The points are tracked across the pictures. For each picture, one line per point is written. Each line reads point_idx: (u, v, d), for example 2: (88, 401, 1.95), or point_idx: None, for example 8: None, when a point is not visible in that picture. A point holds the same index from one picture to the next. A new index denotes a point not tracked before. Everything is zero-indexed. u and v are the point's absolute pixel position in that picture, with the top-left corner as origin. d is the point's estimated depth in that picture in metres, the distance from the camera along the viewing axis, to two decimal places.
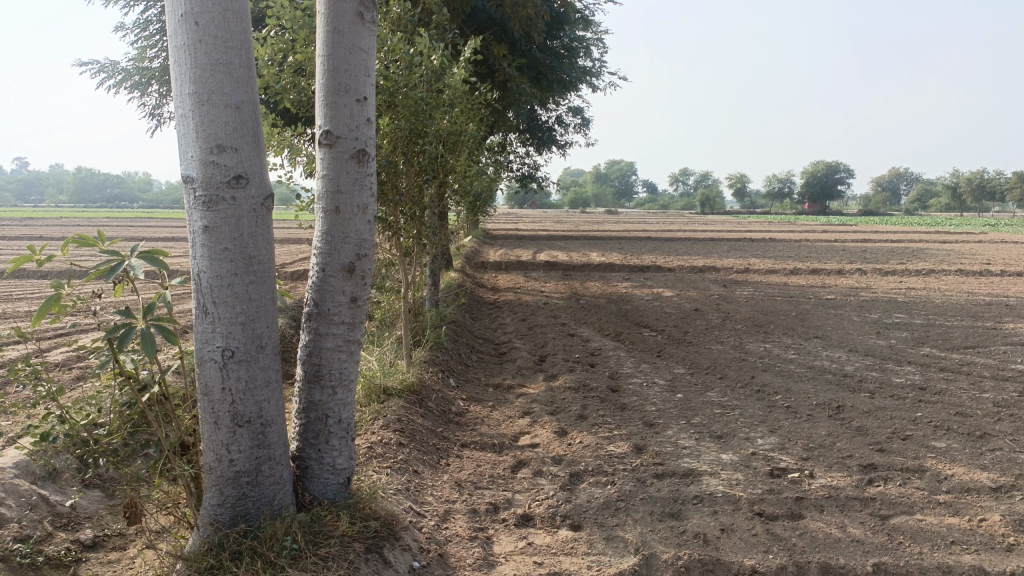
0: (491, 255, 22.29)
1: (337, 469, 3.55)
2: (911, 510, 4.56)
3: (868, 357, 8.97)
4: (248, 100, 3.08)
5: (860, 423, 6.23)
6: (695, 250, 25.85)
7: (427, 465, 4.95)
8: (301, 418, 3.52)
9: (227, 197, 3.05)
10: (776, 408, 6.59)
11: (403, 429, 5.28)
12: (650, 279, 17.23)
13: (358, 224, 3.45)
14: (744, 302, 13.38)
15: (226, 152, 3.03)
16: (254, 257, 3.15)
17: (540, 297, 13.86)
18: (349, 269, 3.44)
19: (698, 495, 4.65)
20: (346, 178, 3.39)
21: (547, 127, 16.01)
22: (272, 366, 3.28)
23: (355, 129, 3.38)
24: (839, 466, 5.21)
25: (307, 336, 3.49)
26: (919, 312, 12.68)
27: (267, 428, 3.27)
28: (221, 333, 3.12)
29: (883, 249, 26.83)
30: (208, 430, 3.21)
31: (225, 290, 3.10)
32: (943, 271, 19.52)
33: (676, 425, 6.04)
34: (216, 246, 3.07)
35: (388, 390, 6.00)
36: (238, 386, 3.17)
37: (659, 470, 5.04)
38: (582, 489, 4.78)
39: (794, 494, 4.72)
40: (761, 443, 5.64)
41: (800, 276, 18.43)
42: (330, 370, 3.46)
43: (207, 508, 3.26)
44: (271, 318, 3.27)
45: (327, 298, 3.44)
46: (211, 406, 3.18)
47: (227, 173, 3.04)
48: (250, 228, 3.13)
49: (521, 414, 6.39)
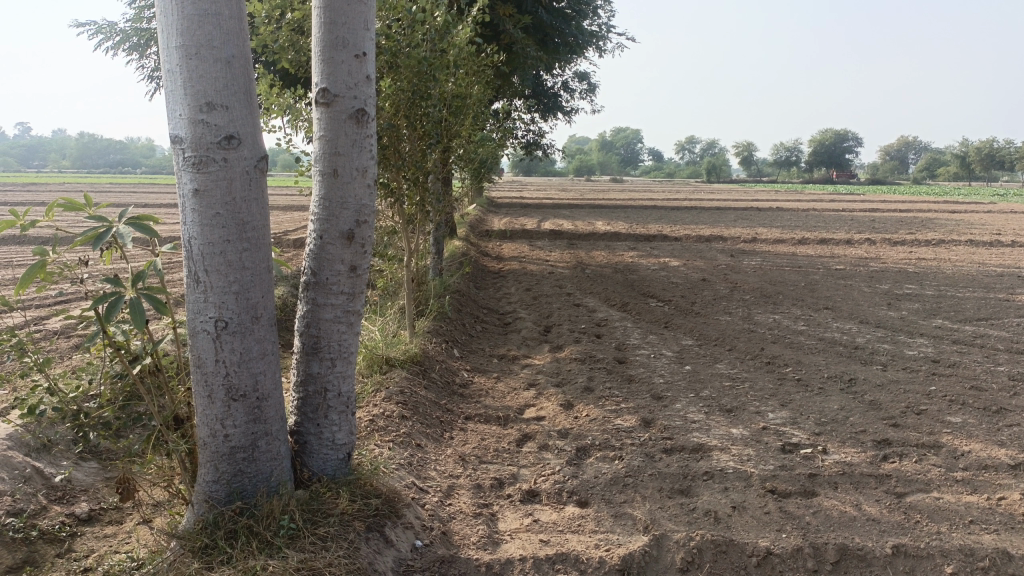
0: (495, 223, 22.04)
1: (337, 445, 3.42)
2: (928, 488, 4.44)
3: (879, 329, 8.81)
4: (240, 55, 2.90)
5: (874, 397, 6.08)
6: (701, 219, 25.61)
7: (430, 438, 4.83)
8: (300, 391, 3.38)
9: (218, 159, 2.88)
10: (786, 381, 6.45)
11: (405, 402, 5.15)
12: (656, 248, 17.02)
13: (357, 188, 3.27)
14: (752, 272, 13.20)
15: (217, 110, 2.85)
16: (247, 223, 2.99)
17: (545, 266, 13.70)
18: (349, 236, 3.26)
19: (709, 471, 4.52)
20: (345, 140, 3.21)
21: (553, 93, 15.70)
22: (268, 337, 3.13)
23: (354, 87, 3.18)
24: (853, 442, 5.08)
25: (305, 306, 3.33)
26: (930, 283, 12.49)
27: (263, 402, 3.13)
28: (214, 303, 2.97)
29: (892, 219, 26.52)
30: (202, 404, 3.08)
31: (217, 258, 2.94)
32: (953, 242, 19.27)
33: (685, 398, 5.91)
34: (207, 211, 2.91)
35: (390, 360, 5.86)
36: (232, 358, 3.02)
37: (668, 444, 4.91)
38: (589, 464, 4.66)
39: (807, 470, 4.59)
40: (772, 417, 5.50)
41: (808, 246, 18.21)
42: (330, 343, 3.32)
43: (201, 485, 3.13)
44: (267, 287, 3.12)
45: (326, 266, 3.27)
46: (204, 379, 3.04)
47: (217, 133, 2.86)
48: (243, 192, 2.96)
49: (527, 386, 6.27)
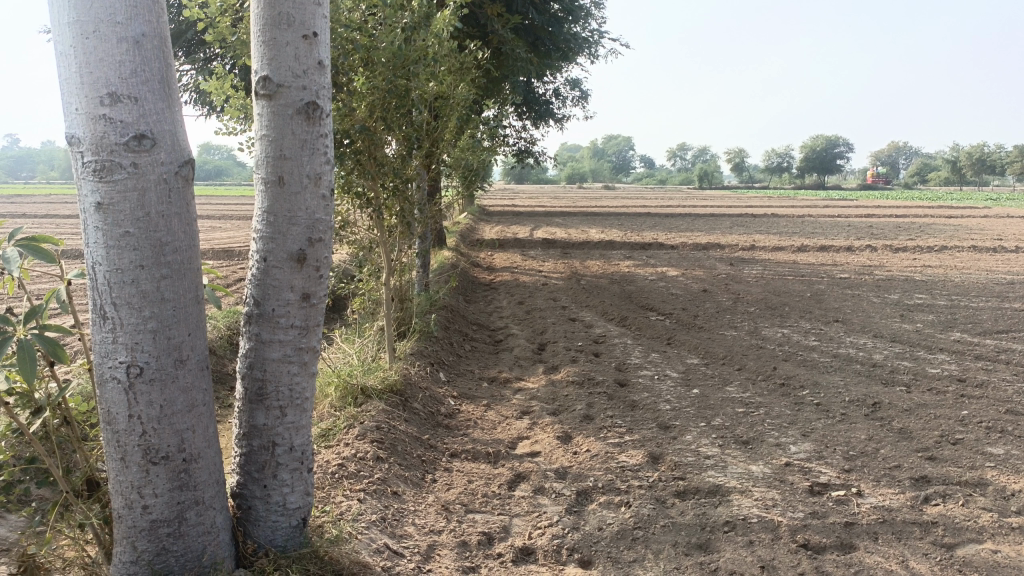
0: (487, 232, 21.45)
1: (289, 510, 2.82)
2: (980, 538, 3.86)
3: (895, 344, 8.25)
4: (152, 33, 2.31)
5: (903, 425, 5.50)
6: (697, 227, 25.08)
7: (409, 483, 4.22)
8: (242, 446, 2.79)
9: (126, 165, 2.29)
10: (805, 406, 5.87)
11: (382, 439, 4.54)
12: (652, 257, 16.47)
13: (308, 200, 2.65)
14: (753, 282, 12.63)
15: (122, 102, 2.26)
16: (166, 243, 2.39)
17: (538, 277, 13.11)
18: (299, 259, 2.66)
19: (730, 521, 3.91)
20: (291, 139, 2.60)
21: (544, 99, 15.12)
22: (197, 385, 2.54)
23: (302, 75, 2.57)
24: (889, 481, 4.49)
25: (248, 342, 2.73)
26: (940, 291, 11.94)
27: (192, 465, 2.54)
28: (125, 345, 2.37)
29: (890, 224, 26.04)
30: (114, 468, 2.49)
31: (128, 288, 2.34)
32: (956, 248, 18.76)
33: (695, 428, 5.31)
34: (114, 229, 2.31)
35: (367, 390, 5.26)
36: (150, 413, 2.43)
37: (679, 487, 4.31)
38: (591, 512, 4.05)
39: (842, 518, 3.99)
40: (795, 451, 4.91)
41: (808, 253, 17.69)
42: (277, 388, 2.71)
43: (116, 566, 2.56)
44: (196, 322, 2.52)
45: (271, 295, 2.67)
46: (116, 439, 2.45)
47: (124, 131, 2.27)
48: (159, 205, 2.36)
49: (519, 415, 5.67)
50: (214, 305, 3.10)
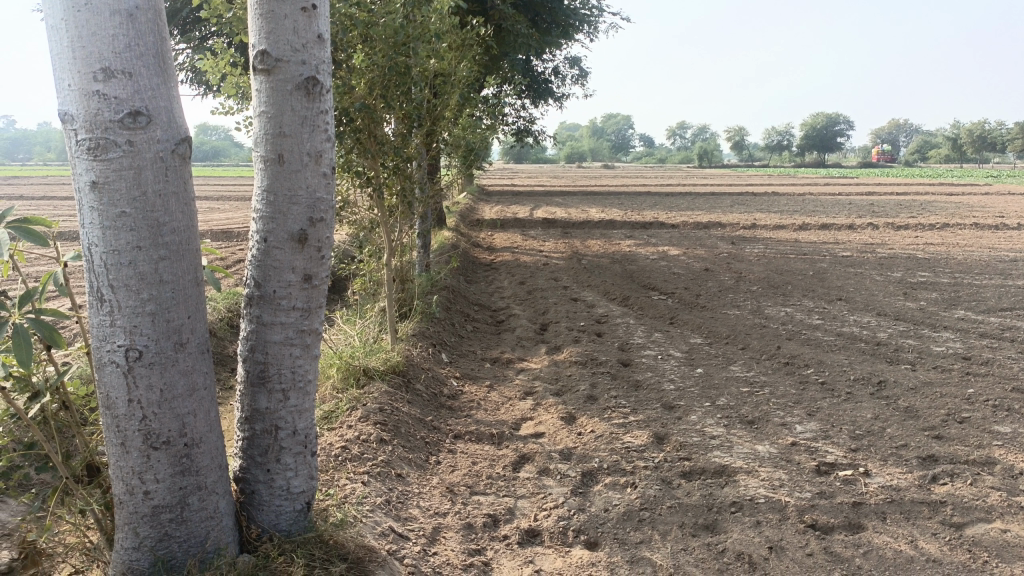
0: (487, 212, 21.34)
1: (292, 494, 2.78)
2: (989, 517, 3.82)
3: (899, 322, 8.20)
4: (146, 6, 2.23)
5: (909, 403, 5.46)
6: (697, 205, 24.95)
7: (413, 465, 4.19)
8: (245, 430, 2.74)
9: (121, 143, 2.22)
10: (810, 385, 5.83)
11: (385, 421, 4.49)
12: (653, 236, 16.39)
13: (309, 178, 2.58)
14: (755, 260, 12.57)
15: (116, 77, 2.18)
16: (163, 224, 2.32)
17: (538, 256, 13.04)
18: (300, 239, 2.59)
19: (737, 501, 3.88)
20: (290, 116, 2.52)
21: (543, 77, 14.97)
22: (197, 368, 2.48)
23: (301, 49, 2.49)
24: (896, 460, 4.46)
25: (249, 325, 2.68)
26: (943, 269, 11.87)
27: (194, 449, 2.50)
28: (123, 328, 2.32)
29: (891, 203, 25.93)
30: (114, 453, 2.45)
31: (125, 270, 2.29)
32: (958, 225, 18.68)
33: (700, 408, 5.27)
34: (110, 209, 2.25)
35: (369, 372, 5.22)
36: (150, 398, 2.38)
37: (686, 467, 4.28)
38: (597, 493, 4.02)
39: (849, 498, 3.96)
40: (801, 431, 4.87)
41: (810, 231, 17.61)
42: (280, 371, 2.66)
43: (119, 552, 2.53)
44: (196, 305, 2.46)
45: (272, 276, 2.61)
46: (116, 423, 2.41)
47: (118, 108, 2.20)
48: (156, 184, 2.29)
49: (523, 395, 5.63)
50: (215, 288, 3.03)
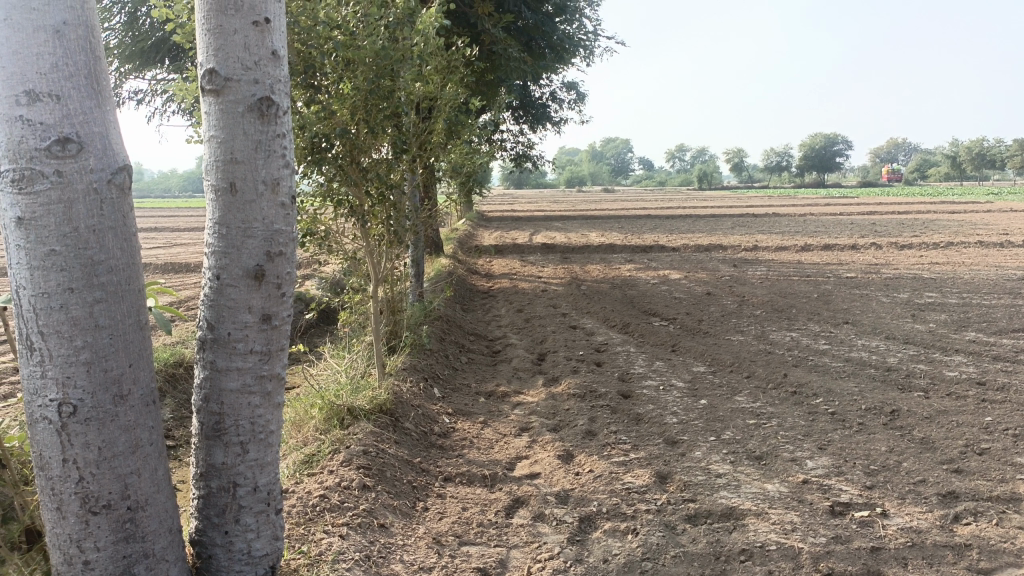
0: (485, 239, 21.12)
1: (253, 558, 2.51)
2: (1020, 562, 3.53)
3: (908, 345, 7.93)
4: (76, 21, 2.01)
5: (925, 434, 5.17)
6: (697, 228, 24.75)
7: (398, 514, 3.91)
8: (200, 488, 2.48)
9: (48, 173, 1.99)
10: (819, 416, 5.56)
11: (369, 465, 4.23)
12: (654, 260, 16.15)
13: (265, 209, 2.35)
14: (758, 283, 12.31)
15: (41, 101, 1.96)
16: (98, 262, 2.08)
17: (537, 283, 12.80)
18: (256, 276, 2.35)
19: (746, 549, 3.59)
20: (243, 140, 2.29)
21: (540, 102, 14.82)
22: (142, 422, 2.22)
23: (253, 67, 2.27)
24: (915, 498, 4.17)
25: (202, 370, 2.43)
26: (950, 290, 11.59)
27: (138, 513, 2.23)
28: (56, 380, 2.07)
29: (893, 222, 25.71)
30: (51, 519, 2.19)
31: (56, 315, 2.04)
32: (962, 244, 18.41)
33: (704, 443, 4.99)
34: (38, 248, 2.01)
35: (353, 410, 4.96)
36: (88, 457, 2.13)
37: (690, 510, 3.99)
38: (595, 542, 3.74)
39: (867, 542, 3.67)
40: (812, 466, 4.59)
41: (813, 253, 17.36)
42: (237, 422, 2.40)
43: None
44: (139, 351, 2.21)
45: (226, 317, 2.36)
46: (51, 486, 2.15)
47: (44, 135, 1.97)
48: (90, 218, 2.05)
49: (517, 431, 5.35)
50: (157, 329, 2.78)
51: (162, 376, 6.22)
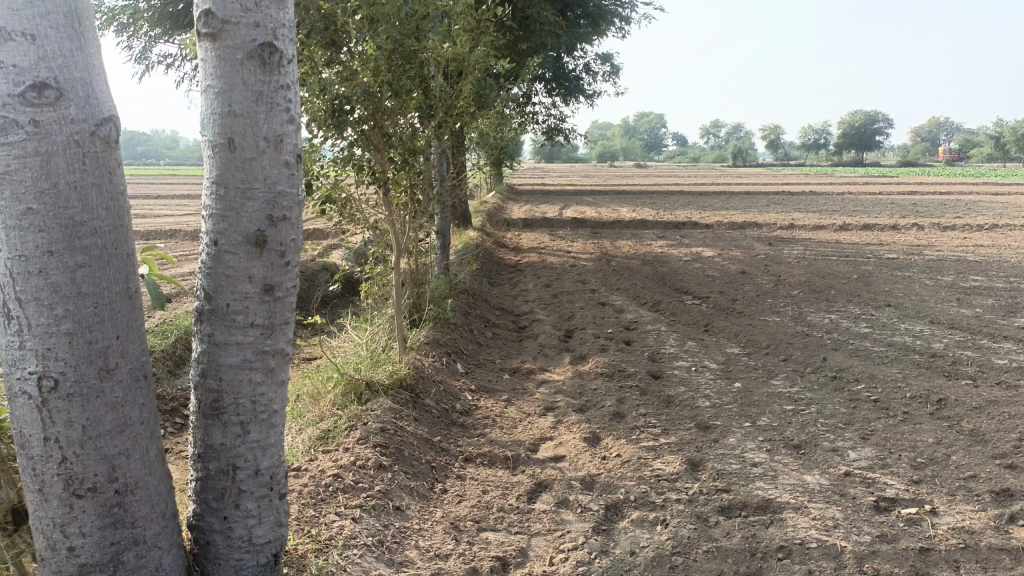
0: (514, 212, 20.82)
1: (254, 545, 2.33)
2: None
3: (954, 331, 7.56)
4: None
5: (975, 426, 4.87)
6: (730, 205, 24.19)
7: (414, 496, 3.73)
8: (198, 469, 2.30)
9: (22, 121, 1.79)
10: (861, 403, 5.27)
11: (386, 444, 4.05)
12: (686, 237, 15.75)
13: (267, 167, 2.13)
14: (795, 263, 11.91)
15: (14, 40, 1.76)
16: (78, 222, 1.88)
17: (566, 258, 12.53)
18: (257, 242, 2.15)
19: (784, 546, 3.36)
20: (242, 90, 2.08)
21: (574, 74, 14.39)
22: (131, 399, 2.04)
23: (253, 9, 2.05)
24: (967, 495, 3.90)
25: (200, 345, 2.23)
26: (998, 274, 11.11)
27: (127, 496, 2.06)
28: (34, 351, 1.89)
29: (936, 202, 24.90)
30: (34, 502, 2.02)
31: (32, 280, 1.85)
32: (1008, 226, 17.72)
33: (739, 429, 4.74)
34: (13, 205, 1.82)
35: (372, 385, 4.79)
36: (71, 436, 1.95)
37: (724, 501, 3.76)
38: (621, 532, 3.53)
39: (915, 543, 3.42)
40: (855, 457, 4.33)
41: (851, 232, 16.83)
42: (237, 401, 2.22)
43: None
44: (127, 322, 2.02)
45: (225, 287, 2.16)
46: (33, 466, 1.98)
47: (18, 79, 1.77)
48: (69, 173, 1.86)
49: (542, 411, 5.15)
50: (158, 304, 2.48)
51: (182, 344, 6.11)
